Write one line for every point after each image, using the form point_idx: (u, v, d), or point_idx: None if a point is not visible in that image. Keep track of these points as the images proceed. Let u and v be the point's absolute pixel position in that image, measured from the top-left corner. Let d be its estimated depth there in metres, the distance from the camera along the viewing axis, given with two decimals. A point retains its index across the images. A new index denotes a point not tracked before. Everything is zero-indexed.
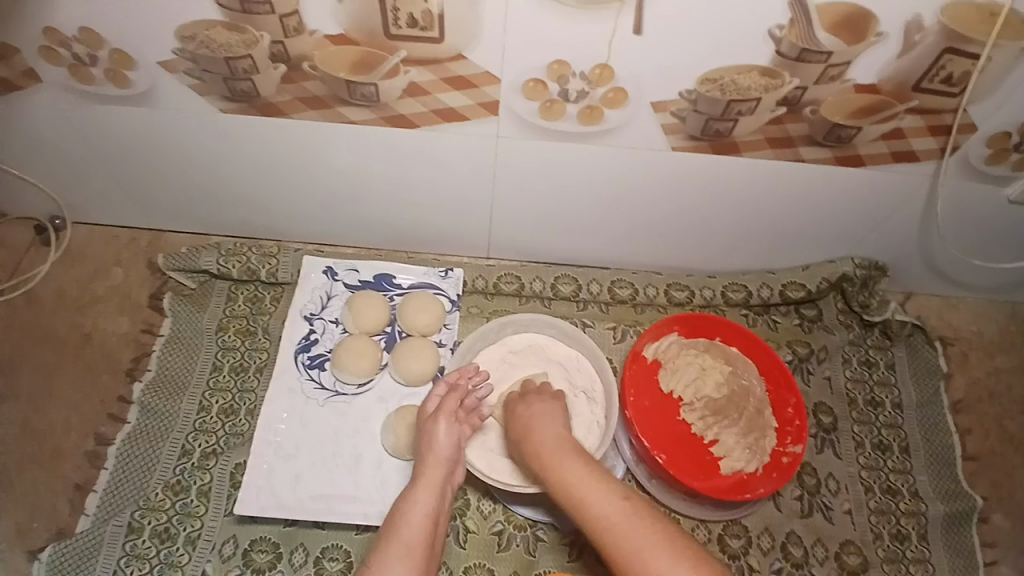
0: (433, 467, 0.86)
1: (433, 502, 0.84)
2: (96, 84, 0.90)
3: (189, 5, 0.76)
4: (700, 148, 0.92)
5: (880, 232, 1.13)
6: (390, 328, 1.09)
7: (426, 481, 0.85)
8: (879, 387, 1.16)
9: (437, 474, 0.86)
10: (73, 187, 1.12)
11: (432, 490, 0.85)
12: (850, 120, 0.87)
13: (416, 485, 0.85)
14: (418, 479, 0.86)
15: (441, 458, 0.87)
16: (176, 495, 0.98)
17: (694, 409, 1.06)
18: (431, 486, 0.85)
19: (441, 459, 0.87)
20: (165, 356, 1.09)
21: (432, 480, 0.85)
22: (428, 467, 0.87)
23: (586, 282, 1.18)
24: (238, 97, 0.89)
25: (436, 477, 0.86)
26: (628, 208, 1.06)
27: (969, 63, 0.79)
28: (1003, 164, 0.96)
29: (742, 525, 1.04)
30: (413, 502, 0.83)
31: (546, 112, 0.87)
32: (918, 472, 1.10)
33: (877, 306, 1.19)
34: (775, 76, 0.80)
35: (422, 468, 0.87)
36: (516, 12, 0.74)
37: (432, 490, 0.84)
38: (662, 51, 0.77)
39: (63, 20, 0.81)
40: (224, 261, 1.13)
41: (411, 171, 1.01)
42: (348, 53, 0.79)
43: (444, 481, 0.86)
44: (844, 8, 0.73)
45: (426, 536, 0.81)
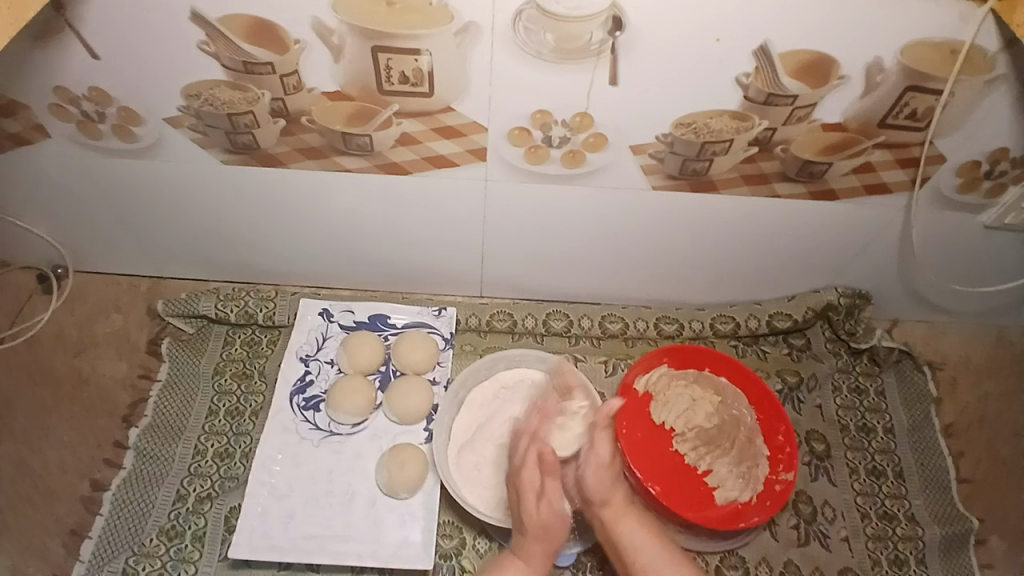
0: (534, 548, 0.91)
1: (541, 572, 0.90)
2: (103, 138, 0.95)
3: (196, 66, 0.82)
4: (679, 187, 0.97)
5: (857, 263, 1.17)
6: (385, 367, 1.11)
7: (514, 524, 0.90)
8: (870, 414, 1.18)
9: (537, 557, 0.90)
10: (77, 235, 1.16)
11: (530, 565, 0.90)
12: (820, 156, 0.92)
13: (516, 561, 0.91)
14: (521, 555, 0.91)
15: (539, 526, 0.91)
16: (170, 540, 0.98)
17: (685, 439, 1.07)
18: (531, 563, 0.90)
19: (544, 529, 0.91)
20: (161, 400, 1.10)
21: (536, 559, 0.90)
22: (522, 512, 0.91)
23: (577, 318, 1.21)
24: (240, 149, 0.94)
25: (540, 552, 0.91)
26: (614, 245, 1.11)
27: (932, 99, 0.84)
28: (975, 193, 1.01)
29: (739, 556, 1.04)
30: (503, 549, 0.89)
31: (531, 157, 0.92)
32: (913, 497, 1.11)
33: (863, 333, 1.22)
34: (746, 119, 0.85)
35: (523, 544, 0.91)
36: (501, 67, 0.79)
37: (532, 568, 0.90)
38: (638, 100, 0.83)
39: (75, 80, 0.86)
40: (221, 305, 1.16)
41: (405, 215, 1.05)
42: (344, 107, 0.85)
43: (546, 554, 0.91)
44: (807, 55, 0.78)
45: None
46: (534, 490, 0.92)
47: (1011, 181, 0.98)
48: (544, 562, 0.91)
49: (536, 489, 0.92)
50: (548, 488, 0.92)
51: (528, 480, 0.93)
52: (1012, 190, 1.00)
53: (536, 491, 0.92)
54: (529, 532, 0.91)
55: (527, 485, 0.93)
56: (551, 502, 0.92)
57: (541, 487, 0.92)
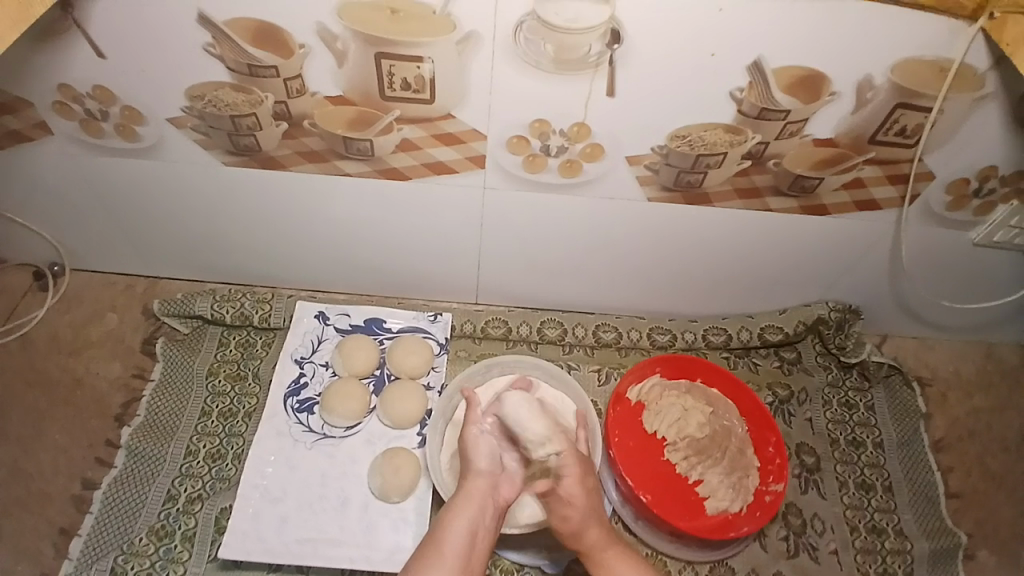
0: (475, 482, 0.88)
1: (482, 516, 0.85)
2: (106, 137, 0.96)
3: (201, 68, 0.83)
4: (674, 198, 0.99)
5: (848, 278, 1.19)
6: (379, 371, 1.12)
7: (466, 500, 0.86)
8: (860, 428, 1.19)
9: (477, 488, 0.88)
10: (75, 234, 1.16)
11: (474, 507, 0.85)
12: (812, 171, 0.94)
13: (459, 501, 0.86)
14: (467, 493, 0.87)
15: (481, 471, 0.90)
16: (159, 540, 0.97)
17: (677, 449, 1.08)
18: (476, 500, 0.86)
19: (480, 477, 0.89)
20: (154, 400, 1.10)
21: (475, 492, 0.87)
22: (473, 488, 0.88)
23: (572, 326, 1.22)
24: (241, 151, 0.95)
25: (482, 491, 0.87)
26: (609, 255, 1.12)
27: (922, 116, 0.87)
28: (963, 210, 1.03)
29: (729, 566, 1.04)
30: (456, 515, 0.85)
31: (528, 165, 0.93)
32: (902, 511, 1.12)
33: (854, 347, 1.23)
34: (739, 133, 0.87)
35: (466, 486, 0.88)
36: (500, 76, 0.81)
37: (477, 504, 0.86)
38: (634, 111, 0.84)
39: (80, 80, 0.87)
40: (217, 307, 1.16)
41: (403, 220, 1.06)
42: (346, 112, 0.86)
43: (484, 498, 0.87)
44: (798, 71, 0.80)
45: (463, 558, 0.81)
46: (482, 448, 0.92)
47: (1000, 197, 1.00)
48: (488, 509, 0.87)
49: (481, 441, 0.93)
50: (488, 444, 0.93)
51: (474, 434, 0.94)
52: (1000, 207, 1.02)
53: (486, 446, 0.92)
54: (469, 478, 0.89)
55: (472, 438, 0.93)
56: (483, 453, 0.92)
57: (487, 445, 0.93)
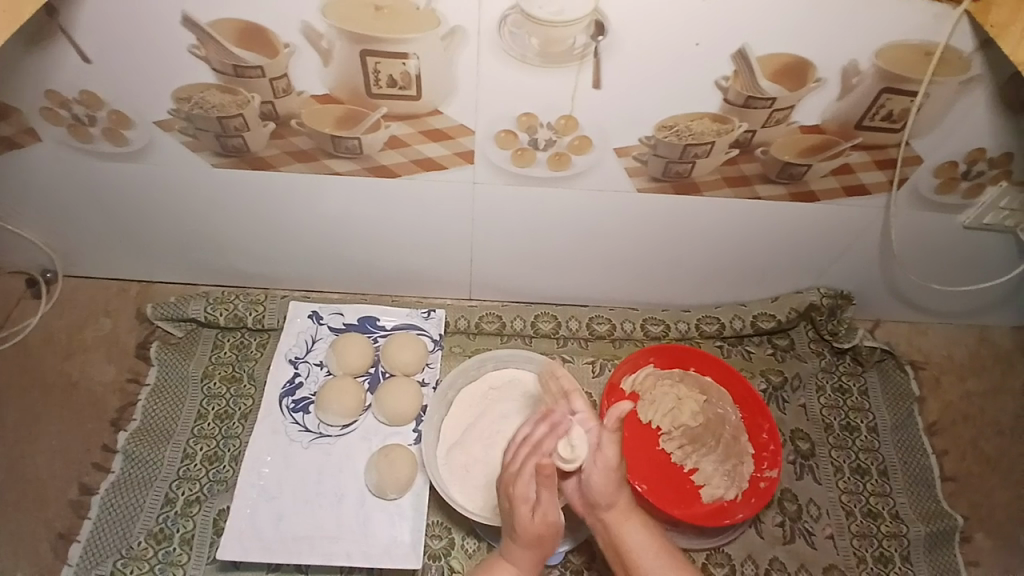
0: (521, 552, 0.87)
1: (529, 572, 0.88)
2: (93, 141, 0.96)
3: (186, 70, 0.83)
4: (663, 189, 0.99)
5: (839, 264, 1.19)
6: (374, 368, 1.12)
7: (521, 540, 0.86)
8: (853, 413, 1.20)
9: (525, 553, 0.87)
10: (66, 239, 1.16)
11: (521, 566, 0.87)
12: (799, 157, 0.94)
13: (505, 562, 0.88)
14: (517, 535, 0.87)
15: (533, 534, 0.86)
16: (159, 543, 0.98)
17: (671, 438, 1.09)
18: (527, 543, 0.87)
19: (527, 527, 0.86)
20: (150, 404, 1.10)
21: (522, 557, 0.87)
22: (523, 529, 0.86)
23: (565, 319, 1.23)
24: (230, 152, 0.95)
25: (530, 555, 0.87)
26: (600, 247, 1.12)
27: (908, 100, 0.87)
28: (951, 194, 1.04)
29: (725, 553, 1.05)
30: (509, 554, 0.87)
31: (517, 159, 0.94)
32: (897, 494, 1.13)
33: (846, 333, 1.24)
34: (726, 121, 0.88)
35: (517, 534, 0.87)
36: (487, 71, 0.81)
37: (528, 545, 0.87)
38: (621, 103, 0.85)
39: (65, 84, 0.87)
40: (211, 309, 1.16)
41: (394, 219, 1.07)
42: (334, 110, 0.86)
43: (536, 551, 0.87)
44: (783, 59, 0.81)
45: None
46: (528, 499, 0.87)
47: (988, 180, 1.01)
48: (532, 564, 0.88)
49: (531, 500, 0.86)
50: (544, 500, 0.86)
51: (522, 486, 0.87)
52: (988, 189, 1.03)
53: (530, 504, 0.86)
54: (520, 538, 0.86)
55: (522, 493, 0.87)
56: (529, 490, 0.87)
57: (535, 496, 0.87)
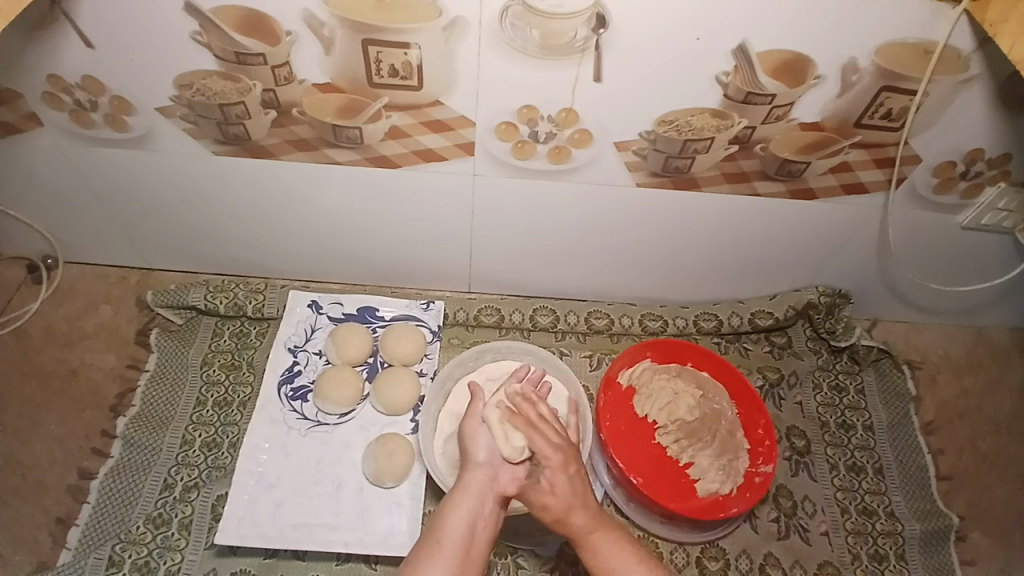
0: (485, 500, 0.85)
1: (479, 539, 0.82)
2: (95, 128, 0.96)
3: (188, 57, 0.83)
4: (663, 185, 1.00)
5: (838, 262, 1.19)
6: (372, 358, 1.13)
7: (462, 492, 0.84)
8: (851, 411, 1.20)
9: (477, 481, 0.85)
10: (67, 226, 1.17)
11: (472, 499, 0.84)
12: (799, 154, 0.95)
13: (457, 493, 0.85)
14: (462, 485, 0.86)
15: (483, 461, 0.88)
16: (157, 528, 0.99)
17: (668, 432, 1.09)
18: (471, 491, 0.85)
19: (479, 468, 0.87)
20: (150, 390, 1.11)
21: (473, 486, 0.85)
22: (467, 479, 0.86)
23: (564, 313, 1.23)
24: (231, 140, 0.95)
25: (478, 486, 0.85)
26: (600, 242, 1.13)
27: (906, 98, 0.87)
28: (950, 193, 1.04)
29: (720, 548, 1.06)
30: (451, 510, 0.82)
31: (517, 152, 0.94)
32: (893, 492, 1.13)
33: (843, 332, 1.25)
34: (725, 117, 0.88)
35: (461, 479, 0.87)
36: (487, 64, 0.82)
37: (472, 495, 0.84)
38: (621, 97, 0.85)
39: (68, 71, 0.87)
40: (211, 297, 1.16)
41: (395, 209, 1.07)
42: (335, 100, 0.86)
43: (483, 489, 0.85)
44: (782, 55, 0.81)
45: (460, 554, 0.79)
46: (483, 455, 0.89)
47: (988, 179, 1.01)
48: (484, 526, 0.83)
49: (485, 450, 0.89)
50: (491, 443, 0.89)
51: (475, 445, 0.90)
52: (988, 189, 1.04)
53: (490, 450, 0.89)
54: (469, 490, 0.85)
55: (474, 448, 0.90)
56: (483, 445, 0.90)
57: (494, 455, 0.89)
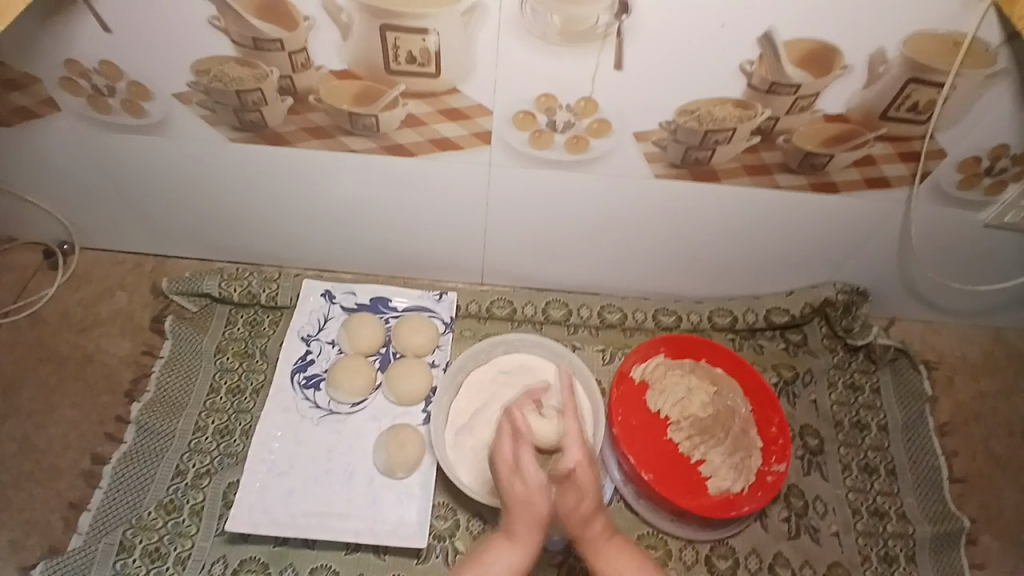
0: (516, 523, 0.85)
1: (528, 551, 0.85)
2: (112, 113, 0.96)
3: (206, 42, 0.83)
4: (681, 176, 0.98)
5: (857, 259, 1.17)
6: (384, 349, 1.12)
7: (515, 539, 0.85)
8: (866, 411, 1.18)
9: (525, 531, 0.85)
10: (84, 212, 1.17)
11: (520, 547, 0.85)
12: (821, 148, 0.93)
13: (503, 537, 0.86)
14: (511, 532, 0.86)
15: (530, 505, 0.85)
16: (168, 514, 0.99)
17: (680, 428, 1.08)
18: (518, 541, 0.85)
19: (520, 499, 0.86)
20: (164, 376, 1.11)
21: (525, 536, 0.85)
22: (518, 526, 0.85)
23: (577, 307, 1.22)
24: (247, 127, 0.95)
25: (532, 534, 0.86)
26: (617, 234, 1.11)
27: (934, 91, 0.85)
28: (976, 189, 1.01)
29: (729, 546, 1.05)
30: (498, 556, 0.84)
31: (535, 142, 0.93)
32: (906, 494, 1.11)
33: (860, 330, 1.22)
34: (748, 108, 0.86)
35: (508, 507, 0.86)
36: (506, 49, 0.80)
37: (518, 546, 0.85)
38: (640, 85, 0.84)
39: (85, 54, 0.87)
40: (224, 285, 1.17)
41: (410, 198, 1.06)
42: (352, 87, 0.86)
43: (531, 529, 0.85)
44: (809, 44, 0.79)
45: None
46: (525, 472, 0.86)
47: (1014, 176, 0.99)
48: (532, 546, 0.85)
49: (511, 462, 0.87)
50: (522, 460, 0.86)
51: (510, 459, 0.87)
52: (1014, 185, 1.01)
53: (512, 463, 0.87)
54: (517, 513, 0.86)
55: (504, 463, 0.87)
56: (509, 454, 0.88)
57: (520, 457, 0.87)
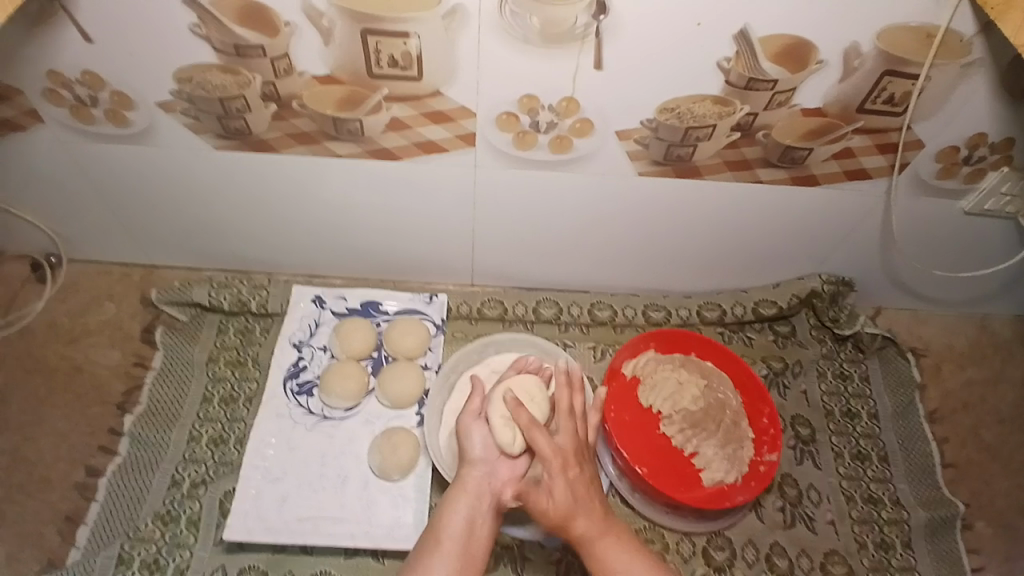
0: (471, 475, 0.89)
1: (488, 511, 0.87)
2: (96, 124, 0.96)
3: (188, 51, 0.83)
4: (665, 173, 0.99)
5: (842, 251, 1.19)
6: (376, 353, 1.13)
7: (461, 491, 0.88)
8: (855, 400, 1.20)
9: (475, 481, 0.88)
10: (70, 223, 1.17)
11: (469, 499, 0.86)
12: (801, 141, 0.94)
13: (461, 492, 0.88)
14: (460, 484, 0.89)
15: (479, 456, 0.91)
16: (165, 526, 0.99)
17: (672, 421, 1.09)
18: (469, 491, 0.87)
19: (478, 467, 0.89)
20: (156, 387, 1.11)
21: (472, 486, 0.88)
22: (465, 477, 0.89)
23: (567, 305, 1.23)
24: (232, 134, 0.95)
25: (478, 482, 0.88)
26: (604, 232, 1.12)
27: (910, 83, 0.87)
28: (954, 178, 1.03)
29: (726, 537, 1.06)
30: (452, 509, 0.85)
31: (519, 142, 0.94)
32: (898, 480, 1.13)
33: (847, 320, 1.24)
34: (727, 104, 0.88)
35: (461, 475, 0.89)
36: (488, 51, 0.81)
37: (470, 497, 0.87)
38: (621, 84, 0.85)
39: (67, 65, 0.87)
40: (215, 294, 1.17)
41: (397, 201, 1.06)
42: (335, 92, 0.86)
43: (482, 488, 0.88)
44: (785, 40, 0.80)
45: (461, 544, 0.83)
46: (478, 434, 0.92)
47: (990, 165, 1.01)
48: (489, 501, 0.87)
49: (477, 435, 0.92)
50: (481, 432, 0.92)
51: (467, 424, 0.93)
52: (992, 174, 1.03)
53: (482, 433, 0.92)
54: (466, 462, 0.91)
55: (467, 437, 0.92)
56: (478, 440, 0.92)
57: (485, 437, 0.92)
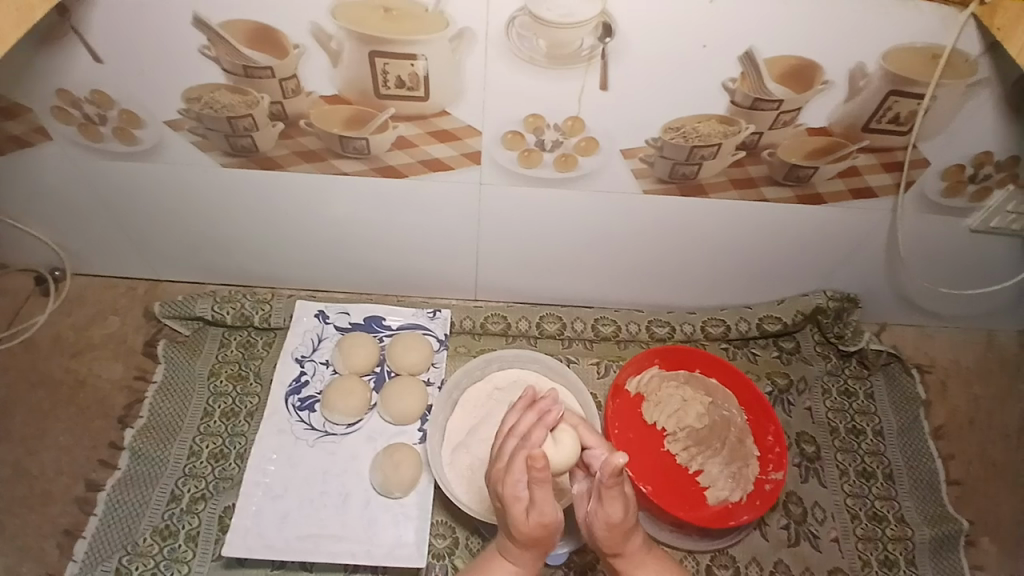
0: (520, 552, 0.79)
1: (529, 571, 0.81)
2: (102, 140, 0.96)
3: (197, 71, 0.84)
4: (669, 191, 0.99)
5: (846, 267, 1.19)
6: (379, 368, 1.13)
7: (511, 559, 0.80)
8: (859, 416, 1.19)
9: (524, 553, 0.79)
10: (75, 237, 1.17)
11: (517, 566, 0.80)
12: (806, 159, 0.94)
13: (503, 560, 0.81)
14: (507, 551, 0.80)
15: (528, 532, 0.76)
16: (164, 540, 0.99)
17: (677, 439, 1.09)
18: (516, 559, 0.80)
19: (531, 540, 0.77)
20: (157, 401, 1.11)
21: (521, 558, 0.80)
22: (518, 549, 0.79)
23: (570, 321, 1.23)
24: (238, 152, 0.96)
25: (528, 554, 0.80)
26: (608, 249, 1.12)
27: (915, 103, 0.87)
28: (959, 197, 1.03)
29: (729, 555, 1.05)
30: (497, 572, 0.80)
31: (523, 160, 0.94)
32: (903, 498, 1.12)
33: (851, 336, 1.23)
34: (732, 123, 0.88)
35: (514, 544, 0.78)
36: (495, 74, 0.82)
37: (517, 563, 0.80)
38: (627, 104, 0.85)
39: (75, 83, 0.87)
40: (218, 308, 1.17)
41: (401, 218, 1.07)
42: (342, 111, 0.87)
43: (532, 559, 0.80)
44: (790, 60, 0.81)
45: None
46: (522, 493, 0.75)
47: (995, 183, 1.01)
48: (532, 560, 0.80)
49: (523, 497, 0.75)
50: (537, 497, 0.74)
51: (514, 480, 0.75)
52: (997, 192, 1.03)
53: (523, 497, 0.75)
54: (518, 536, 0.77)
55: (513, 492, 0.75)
56: (529, 504, 0.75)
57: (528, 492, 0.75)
